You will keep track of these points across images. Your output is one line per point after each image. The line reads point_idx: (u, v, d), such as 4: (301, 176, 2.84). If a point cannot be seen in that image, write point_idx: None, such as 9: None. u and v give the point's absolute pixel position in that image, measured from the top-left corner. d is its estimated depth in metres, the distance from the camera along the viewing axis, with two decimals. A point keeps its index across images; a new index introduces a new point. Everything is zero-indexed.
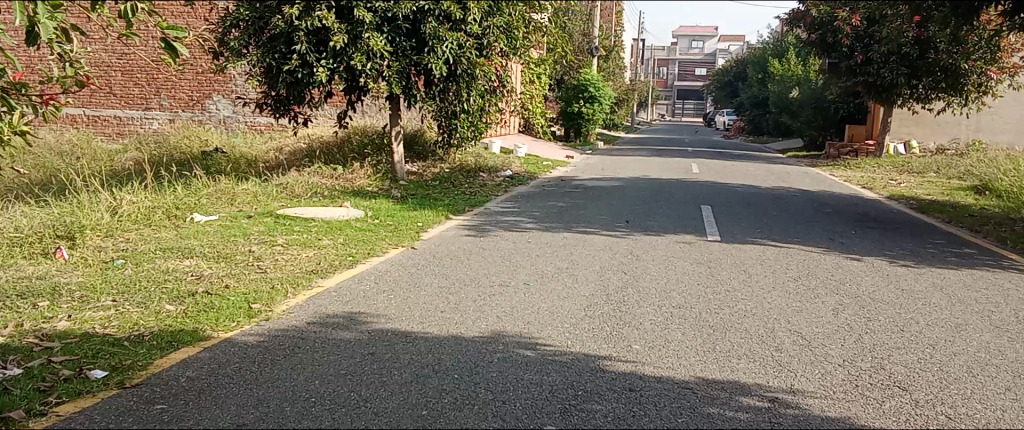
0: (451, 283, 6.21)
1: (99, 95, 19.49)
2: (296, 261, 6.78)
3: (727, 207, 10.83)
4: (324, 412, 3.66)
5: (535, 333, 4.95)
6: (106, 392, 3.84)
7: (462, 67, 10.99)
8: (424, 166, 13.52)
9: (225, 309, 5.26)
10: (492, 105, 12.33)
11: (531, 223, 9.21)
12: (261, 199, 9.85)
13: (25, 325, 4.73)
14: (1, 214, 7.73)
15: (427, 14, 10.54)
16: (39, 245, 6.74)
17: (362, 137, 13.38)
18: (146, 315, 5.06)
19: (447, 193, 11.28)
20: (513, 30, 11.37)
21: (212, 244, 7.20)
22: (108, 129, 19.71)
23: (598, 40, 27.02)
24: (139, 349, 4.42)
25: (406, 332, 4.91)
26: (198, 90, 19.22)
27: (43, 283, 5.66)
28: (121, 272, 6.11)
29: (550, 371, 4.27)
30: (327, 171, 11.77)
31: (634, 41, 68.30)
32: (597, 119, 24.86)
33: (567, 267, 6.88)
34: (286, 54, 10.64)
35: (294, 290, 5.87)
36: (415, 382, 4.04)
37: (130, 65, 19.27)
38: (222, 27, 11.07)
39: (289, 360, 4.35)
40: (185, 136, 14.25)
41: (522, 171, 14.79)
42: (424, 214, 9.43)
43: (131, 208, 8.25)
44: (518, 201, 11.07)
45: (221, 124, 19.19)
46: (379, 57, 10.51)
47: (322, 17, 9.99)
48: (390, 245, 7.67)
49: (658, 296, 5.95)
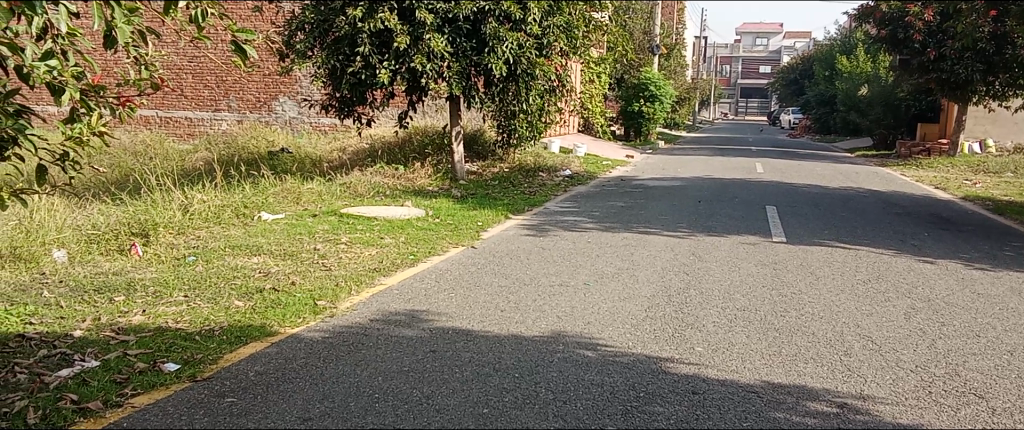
0: (511, 283, 6.22)
1: (172, 97, 20.15)
2: (359, 259, 6.88)
3: (792, 208, 10.59)
4: (387, 408, 3.71)
5: (596, 333, 4.93)
6: (179, 384, 3.96)
7: (522, 67, 10.99)
8: (484, 167, 13.58)
9: (291, 305, 5.37)
10: (552, 105, 12.30)
11: (590, 222, 9.17)
12: (325, 198, 10.03)
13: (103, 319, 4.91)
14: (80, 212, 8.05)
15: (487, 15, 10.60)
16: (115, 242, 6.98)
17: (423, 138, 13.52)
18: (216, 310, 5.21)
19: (507, 193, 11.30)
20: (574, 29, 11.31)
21: (278, 242, 7.36)
22: (179, 129, 20.35)
23: (659, 38, 26.73)
24: (209, 343, 4.55)
25: (467, 330, 4.94)
26: (265, 91, 19.68)
27: (119, 279, 5.87)
28: (192, 269, 6.30)
29: (611, 372, 4.24)
30: (388, 171, 11.91)
31: (697, 39, 67.30)
32: (658, 118, 24.58)
33: (629, 267, 6.83)
34: (350, 56, 10.82)
35: (357, 287, 5.96)
36: (476, 380, 4.06)
37: (202, 68, 19.88)
38: (289, 30, 11.33)
39: (353, 356, 4.42)
40: (252, 136, 14.63)
41: (582, 171, 14.72)
42: (485, 213, 9.46)
43: (202, 206, 8.50)
44: (579, 201, 11.03)
45: (288, 125, 19.60)
46: (440, 58, 10.61)
47: (385, 19, 10.16)
48: (451, 244, 7.72)
49: (722, 298, 5.84)
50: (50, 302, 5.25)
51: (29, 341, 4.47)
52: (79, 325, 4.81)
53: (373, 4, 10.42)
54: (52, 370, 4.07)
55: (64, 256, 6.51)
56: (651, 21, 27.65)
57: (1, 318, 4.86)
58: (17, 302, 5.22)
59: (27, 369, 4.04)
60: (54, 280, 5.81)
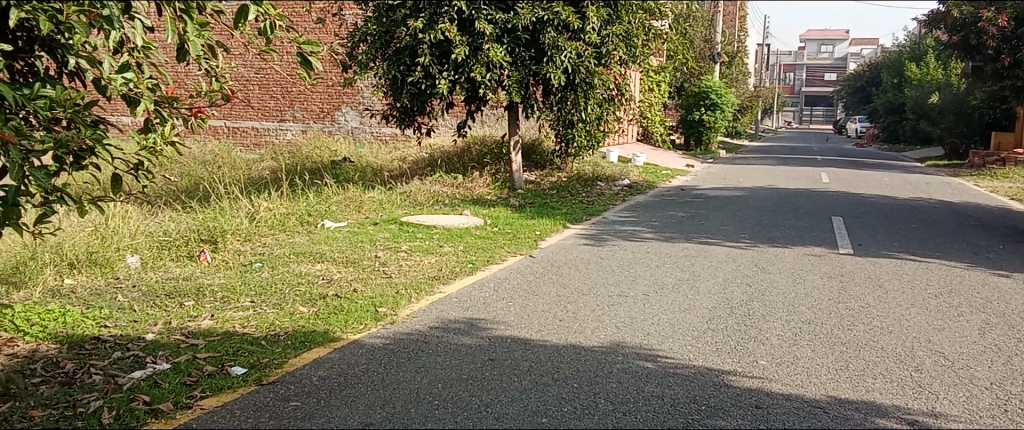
0: (570, 292, 6.19)
1: (239, 108, 20.76)
2: (419, 267, 6.95)
3: (860, 219, 10.31)
4: (447, 415, 3.73)
5: (656, 344, 4.88)
6: (246, 388, 4.05)
7: (581, 76, 10.95)
8: (543, 176, 13.55)
9: (353, 311, 5.46)
10: (611, 115, 12.22)
11: (650, 232, 9.10)
12: (386, 206, 10.18)
13: (174, 323, 5.08)
14: (152, 219, 8.34)
15: (546, 25, 10.62)
16: (185, 248, 7.21)
17: (482, 147, 13.59)
18: (281, 315, 5.33)
19: (565, 202, 11.27)
20: (633, 37, 11.18)
21: (341, 249, 7.49)
22: (246, 139, 20.93)
23: (720, 46, 26.42)
24: (275, 348, 4.66)
25: (525, 338, 4.95)
26: (328, 102, 20.04)
27: (189, 284, 6.05)
28: (258, 275, 6.46)
29: (672, 384, 4.19)
30: (447, 180, 12.02)
31: (760, 46, 66.04)
32: (720, 126, 24.23)
33: (689, 278, 6.74)
34: (410, 67, 10.97)
35: (417, 295, 6.02)
36: (535, 389, 4.06)
37: (268, 79, 20.42)
38: (351, 42, 11.58)
39: (413, 363, 4.46)
40: (316, 146, 14.95)
41: (641, 180, 14.62)
42: (543, 223, 9.46)
43: (268, 214, 8.72)
44: (637, 211, 10.95)
45: (350, 135, 19.91)
46: (499, 68, 10.68)
47: (445, 30, 10.29)
48: (509, 253, 7.74)
49: (786, 311, 5.72)
50: (124, 306, 5.45)
51: (104, 343, 4.64)
52: (152, 328, 4.98)
53: (433, 15, 10.56)
54: (126, 371, 4.21)
55: (137, 262, 6.74)
56: (712, 29, 27.34)
57: (79, 320, 5.06)
58: (94, 305, 5.43)
59: (102, 371, 4.20)
60: (128, 285, 6.03)
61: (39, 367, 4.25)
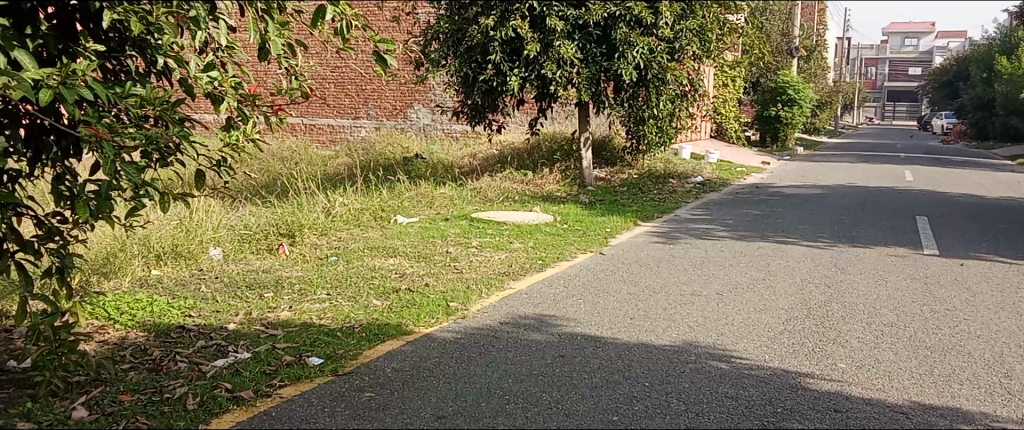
0: (641, 291, 6.14)
1: (316, 105, 21.30)
2: (490, 263, 7.00)
3: (946, 219, 9.90)
4: (518, 410, 3.76)
5: (730, 345, 4.80)
6: (323, 378, 4.16)
7: (653, 71, 10.79)
8: (613, 173, 13.44)
9: (425, 305, 5.53)
10: (684, 111, 12.04)
11: (723, 230, 8.94)
12: (456, 203, 10.28)
13: (254, 314, 5.25)
14: (233, 213, 8.63)
15: (618, 20, 10.55)
16: (265, 242, 7.44)
17: (552, 144, 13.56)
18: (356, 308, 5.45)
19: (636, 200, 11.17)
20: (707, 32, 10.95)
21: (413, 245, 7.60)
22: (322, 136, 21.44)
23: (798, 40, 25.74)
24: (350, 340, 4.76)
25: (595, 336, 4.94)
26: (401, 99, 20.33)
27: (268, 277, 6.24)
28: (334, 268, 6.62)
29: (747, 385, 4.11)
30: (517, 176, 12.05)
31: (841, 39, 63.97)
32: (797, 123, 23.59)
33: (764, 278, 6.59)
34: (482, 64, 11.04)
35: (488, 290, 6.06)
36: (606, 387, 4.04)
37: (343, 78, 20.88)
38: (424, 41, 11.74)
39: (484, 358, 4.50)
40: (389, 143, 15.19)
41: (714, 177, 14.36)
42: (613, 220, 9.39)
43: (343, 209, 8.92)
44: (711, 208, 10.78)
45: (422, 131, 20.15)
46: (570, 65, 10.65)
47: (516, 27, 10.35)
48: (579, 250, 7.72)
49: (868, 313, 5.54)
50: (206, 297, 5.65)
51: (189, 332, 4.83)
52: (234, 318, 5.16)
53: (505, 12, 10.61)
54: (210, 360, 4.37)
55: (219, 254, 6.99)
56: (790, 22, 26.64)
57: (165, 310, 5.27)
58: (178, 296, 5.65)
59: (187, 359, 4.37)
60: (210, 277, 6.25)
61: (129, 354, 4.44)
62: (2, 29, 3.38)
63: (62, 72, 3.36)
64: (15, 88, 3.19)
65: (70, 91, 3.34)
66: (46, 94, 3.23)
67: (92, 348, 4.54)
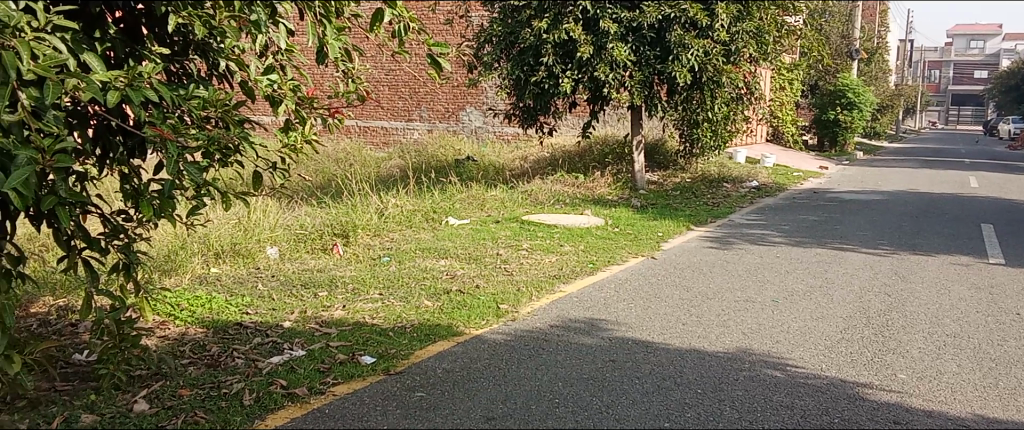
0: (693, 296, 6.06)
1: (370, 108, 21.60)
2: (540, 265, 7.00)
3: (1014, 227, 9.55)
4: (568, 413, 3.74)
5: (785, 353, 4.71)
6: (375, 376, 4.21)
7: (707, 74, 10.64)
8: (666, 176, 13.30)
9: (476, 307, 5.56)
10: (740, 114, 11.86)
11: (779, 236, 8.77)
12: (508, 205, 10.31)
13: (309, 312, 5.34)
14: (289, 213, 8.80)
15: (672, 22, 10.44)
16: (320, 242, 7.57)
17: (604, 148, 13.47)
18: (408, 308, 5.50)
19: (689, 204, 11.03)
20: (765, 34, 10.73)
21: (464, 246, 7.64)
22: (376, 138, 21.73)
23: (859, 42, 25.13)
24: (402, 339, 4.81)
25: (647, 341, 4.90)
26: (453, 102, 20.45)
27: (322, 276, 6.35)
28: (387, 269, 6.70)
29: (802, 395, 4.03)
30: (569, 180, 12.02)
31: (904, 40, 62.26)
32: (858, 127, 23.00)
33: (821, 286, 6.45)
34: (534, 67, 11.05)
35: (539, 293, 6.06)
36: (658, 393, 4.00)
37: (397, 81, 21.12)
38: (477, 43, 11.80)
39: (534, 360, 4.50)
40: (441, 145, 15.29)
41: (770, 182, 14.11)
42: (665, 224, 9.31)
43: (396, 211, 9.02)
44: (766, 214, 10.59)
45: (474, 134, 20.24)
46: (623, 67, 10.59)
47: (569, 30, 10.36)
48: (630, 254, 7.67)
49: (929, 323, 5.38)
50: (263, 295, 5.77)
51: (246, 329, 4.94)
52: (289, 316, 5.26)
53: (558, 15, 10.63)
54: (265, 356, 4.46)
55: (276, 253, 7.14)
56: (850, 24, 26.00)
57: (223, 307, 5.40)
58: (236, 293, 5.79)
59: (244, 355, 4.47)
60: (267, 275, 6.38)
61: (188, 349, 4.56)
62: (73, 33, 3.51)
63: (128, 75, 3.47)
64: (84, 90, 3.30)
65: (137, 93, 3.45)
66: (115, 95, 3.34)
67: (154, 344, 4.67)
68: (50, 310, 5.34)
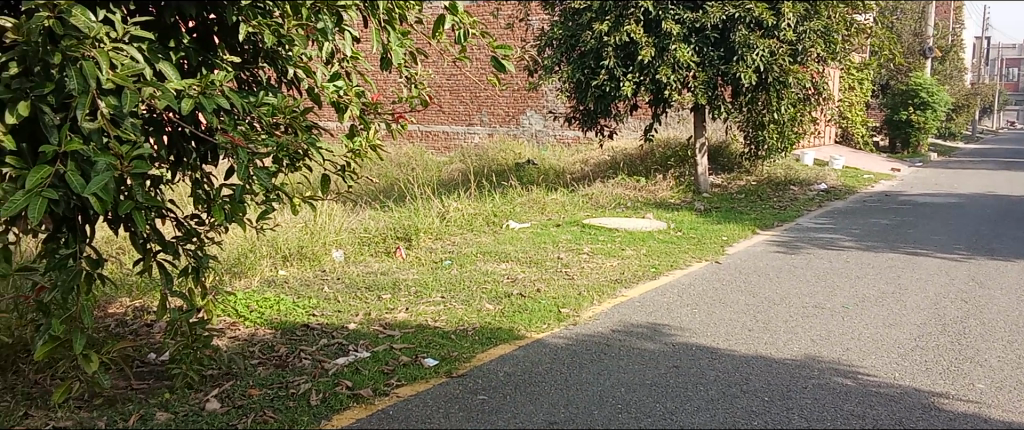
0: (760, 302, 5.93)
1: (432, 113, 21.83)
2: (601, 270, 6.95)
3: None
4: (631, 419, 3.71)
5: (856, 361, 4.57)
6: (437, 379, 4.24)
7: (773, 75, 10.41)
8: (730, 179, 13.07)
9: (537, 311, 5.55)
10: (807, 115, 11.60)
11: (849, 241, 8.52)
12: (569, 208, 10.28)
13: (373, 314, 5.42)
14: (353, 217, 8.95)
15: (737, 22, 10.29)
16: (383, 245, 7.69)
17: (666, 150, 13.30)
18: (469, 311, 5.53)
19: (754, 207, 10.83)
20: (833, 33, 10.43)
21: (525, 250, 7.65)
22: (437, 143, 21.95)
23: (932, 40, 24.27)
24: (464, 342, 4.84)
25: (712, 347, 4.81)
26: (514, 106, 20.52)
27: (386, 279, 6.43)
28: (448, 272, 6.75)
29: (874, 404, 3.91)
30: (630, 183, 11.92)
31: (980, 38, 59.95)
32: (932, 127, 22.20)
33: (894, 292, 6.24)
34: (595, 69, 11.01)
35: (600, 297, 6.02)
36: (723, 400, 3.93)
37: (458, 85, 21.31)
38: (538, 47, 11.84)
39: (595, 365, 4.47)
40: (502, 149, 15.34)
41: (839, 184, 13.74)
42: (730, 228, 9.15)
43: (457, 214, 9.09)
44: (835, 217, 10.32)
45: (534, 137, 20.25)
46: (685, 69, 10.45)
47: (630, 31, 10.27)
48: (694, 258, 7.56)
49: (1009, 331, 5.15)
50: (328, 297, 5.87)
51: (312, 330, 5.04)
52: (354, 318, 5.35)
53: (619, 17, 10.54)
54: (331, 357, 4.55)
55: (341, 256, 7.27)
56: (924, 21, 25.13)
57: (291, 309, 5.52)
58: (303, 295, 5.91)
59: (311, 356, 4.56)
60: (332, 278, 6.50)
61: (257, 350, 4.67)
62: (149, 43, 3.64)
63: (201, 83, 3.59)
64: (160, 98, 3.41)
65: (209, 100, 3.56)
66: (188, 103, 3.45)
67: (225, 344, 4.80)
68: (127, 311, 5.55)
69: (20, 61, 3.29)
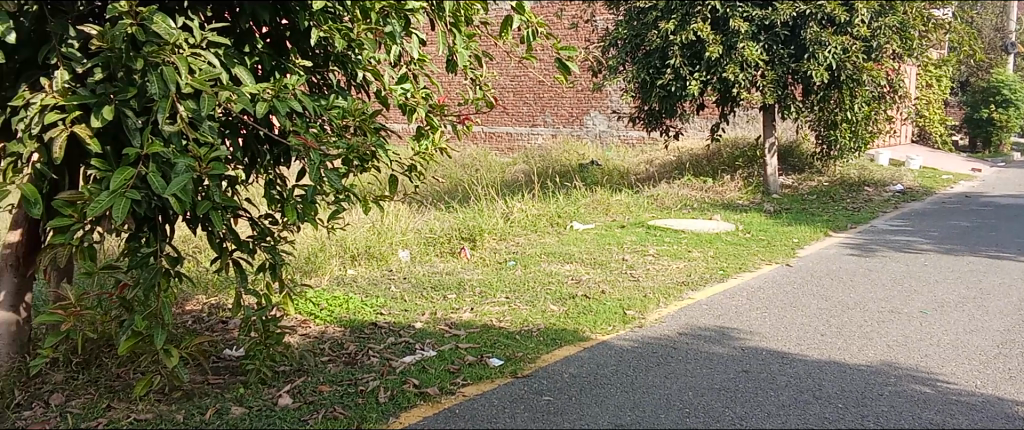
0: (833, 306, 5.78)
1: (496, 114, 21.95)
2: (667, 271, 6.87)
3: None
4: (699, 424, 3.65)
5: (935, 367, 4.41)
6: (503, 379, 4.26)
7: (846, 72, 10.12)
8: (800, 180, 12.76)
9: (602, 312, 5.51)
10: (882, 114, 11.24)
11: (927, 243, 8.23)
12: (633, 210, 10.20)
13: (439, 314, 5.47)
14: (419, 217, 9.06)
15: (808, 19, 10.06)
16: (448, 245, 7.77)
17: (733, 150, 13.07)
18: (534, 312, 5.54)
19: (826, 209, 10.55)
20: (909, 29, 10.04)
21: (590, 251, 7.62)
22: (501, 144, 22.04)
23: (1015, 35, 23.25)
24: (529, 343, 4.84)
25: (783, 352, 4.70)
26: (577, 107, 20.45)
27: (451, 279, 6.49)
28: (512, 272, 6.78)
29: (955, 413, 3.76)
30: (696, 183, 11.76)
31: None
32: (1015, 125, 21.25)
33: (976, 296, 6.00)
34: (660, 69, 10.90)
35: (666, 300, 5.95)
36: (795, 406, 3.84)
37: (522, 86, 21.38)
38: (603, 47, 11.79)
39: (662, 368, 4.41)
40: (565, 150, 15.31)
41: (916, 185, 13.26)
42: (801, 229, 8.93)
43: (522, 215, 9.10)
44: (911, 219, 9.97)
45: (598, 138, 20.14)
46: (754, 68, 10.26)
47: (697, 30, 10.12)
48: (763, 261, 7.40)
49: None
50: (395, 296, 5.95)
51: (380, 329, 5.12)
52: (420, 317, 5.41)
53: (685, 15, 10.41)
54: (399, 356, 4.61)
55: (407, 256, 7.36)
56: (1006, 15, 24.11)
57: (359, 307, 5.61)
58: (371, 294, 6.00)
59: (379, 354, 4.62)
60: (398, 277, 6.59)
61: (327, 347, 4.77)
62: (225, 48, 3.75)
63: (275, 87, 3.68)
64: (236, 101, 3.52)
65: (282, 103, 3.65)
66: (263, 106, 3.55)
67: (296, 341, 4.91)
68: (202, 308, 5.73)
69: (105, 67, 3.43)
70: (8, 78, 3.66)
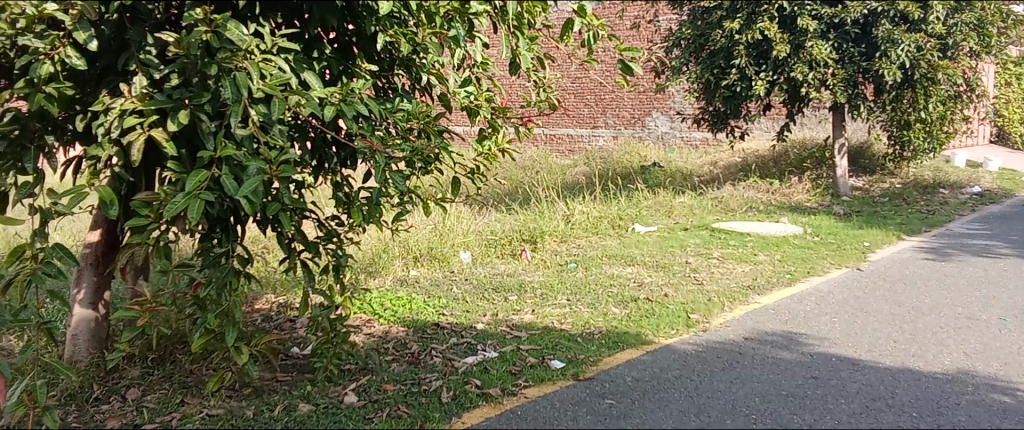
0: (906, 311, 5.59)
1: (556, 116, 21.94)
2: (732, 275, 6.76)
3: None
4: None
5: (1015, 376, 4.23)
6: (565, 381, 4.25)
7: (920, 71, 9.77)
8: (871, 182, 12.40)
9: (665, 316, 5.45)
10: (958, 113, 10.84)
11: (1007, 248, 7.90)
12: (697, 212, 10.05)
13: (500, 315, 5.49)
14: (481, 219, 9.11)
15: (880, 17, 9.74)
16: (509, 247, 7.80)
17: (801, 151, 12.78)
18: (595, 314, 5.51)
19: (898, 211, 10.21)
20: (987, 24, 9.71)
21: (652, 253, 7.55)
22: (562, 146, 22.02)
23: None
24: (590, 345, 4.82)
25: (853, 358, 4.57)
26: (639, 108, 20.26)
27: (512, 280, 6.51)
28: (574, 274, 6.77)
29: None
30: (763, 185, 11.54)
31: None
32: None
33: None
34: (725, 69, 10.73)
35: (732, 304, 5.85)
36: (866, 415, 3.73)
37: (583, 88, 21.31)
38: (666, 47, 11.68)
39: (727, 374, 4.34)
40: (627, 152, 15.18)
41: (995, 187, 12.73)
42: (871, 233, 8.67)
43: (583, 217, 9.07)
44: (990, 222, 9.58)
45: (661, 140, 19.88)
46: (823, 66, 10.02)
47: (763, 29, 9.91)
48: (833, 265, 7.21)
49: None
50: (457, 297, 6.00)
51: (443, 329, 5.17)
52: (482, 319, 5.44)
53: (752, 14, 10.21)
54: (461, 356, 4.64)
55: (469, 258, 7.41)
56: None
57: (422, 307, 5.68)
58: (433, 295, 6.06)
59: (441, 354, 4.67)
60: (460, 278, 6.64)
61: (391, 347, 4.84)
62: (295, 53, 3.84)
63: (342, 91, 3.76)
64: (305, 105, 3.60)
65: (349, 107, 3.73)
66: (331, 110, 3.63)
67: (361, 340, 4.99)
68: (271, 306, 5.88)
69: (181, 73, 3.55)
70: (89, 84, 3.82)
